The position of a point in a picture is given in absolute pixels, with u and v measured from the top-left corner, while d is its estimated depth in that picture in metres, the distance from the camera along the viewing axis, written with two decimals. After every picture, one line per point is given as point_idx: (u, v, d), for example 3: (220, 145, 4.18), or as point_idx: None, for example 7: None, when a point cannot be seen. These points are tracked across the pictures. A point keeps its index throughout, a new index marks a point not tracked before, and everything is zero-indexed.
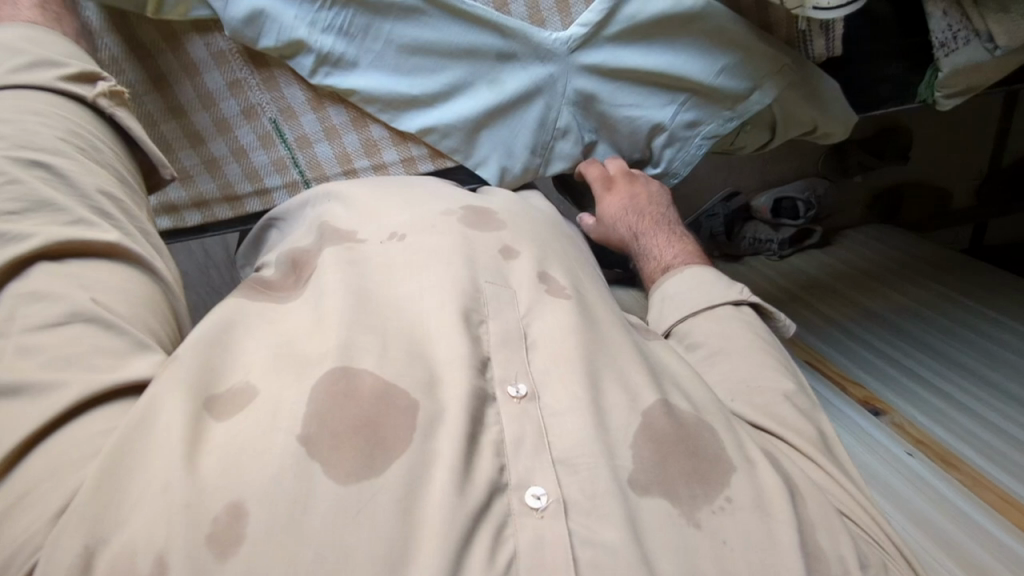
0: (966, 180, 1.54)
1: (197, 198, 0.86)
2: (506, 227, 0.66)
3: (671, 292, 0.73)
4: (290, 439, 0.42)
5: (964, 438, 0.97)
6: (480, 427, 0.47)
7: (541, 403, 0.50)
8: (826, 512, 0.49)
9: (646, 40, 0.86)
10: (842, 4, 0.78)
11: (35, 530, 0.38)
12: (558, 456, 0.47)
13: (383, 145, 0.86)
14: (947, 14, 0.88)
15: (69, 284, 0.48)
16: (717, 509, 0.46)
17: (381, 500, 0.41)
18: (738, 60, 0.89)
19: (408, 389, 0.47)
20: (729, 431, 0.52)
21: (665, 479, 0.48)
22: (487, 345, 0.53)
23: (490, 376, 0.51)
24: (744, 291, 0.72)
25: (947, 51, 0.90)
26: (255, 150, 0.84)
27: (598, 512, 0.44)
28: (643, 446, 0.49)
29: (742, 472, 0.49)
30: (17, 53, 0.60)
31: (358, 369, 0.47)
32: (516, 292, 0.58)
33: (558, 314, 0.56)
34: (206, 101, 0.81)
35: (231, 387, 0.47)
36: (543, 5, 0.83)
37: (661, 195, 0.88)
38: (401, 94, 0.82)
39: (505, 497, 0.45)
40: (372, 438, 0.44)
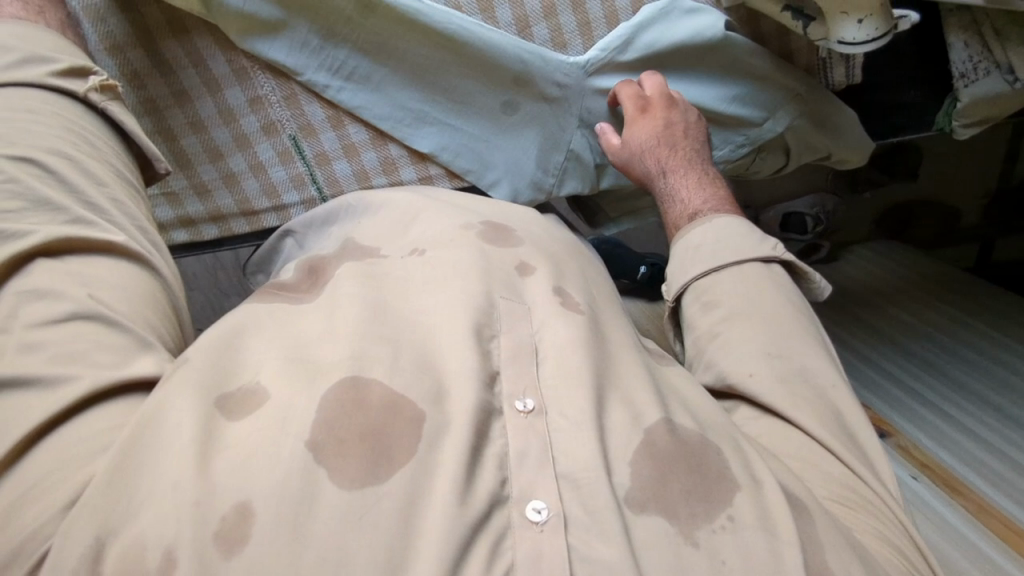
0: (974, 200, 1.62)
1: (215, 211, 0.87)
2: (523, 244, 0.67)
3: (699, 241, 0.73)
4: (299, 444, 0.43)
5: (962, 458, 1.04)
6: (485, 440, 0.48)
7: (548, 418, 0.51)
8: (833, 533, 0.48)
9: (660, 67, 0.91)
10: (865, 42, 0.81)
11: (45, 521, 0.40)
12: (562, 472, 0.48)
13: (401, 164, 0.88)
14: (968, 46, 0.92)
15: (65, 281, 0.50)
16: (718, 528, 0.47)
17: (385, 504, 0.42)
18: (753, 90, 0.94)
19: (415, 399, 0.48)
20: (736, 451, 0.52)
21: (665, 497, 0.48)
22: (496, 359, 0.53)
23: (498, 391, 0.52)
24: (777, 249, 0.72)
25: (967, 82, 0.94)
26: (273, 166, 0.86)
27: (599, 529, 0.45)
28: (643, 463, 0.50)
29: (747, 492, 0.49)
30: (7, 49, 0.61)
31: (368, 378, 0.48)
32: (530, 309, 0.59)
33: (565, 328, 0.57)
34: (226, 116, 0.83)
35: (241, 387, 0.48)
36: (566, 28, 0.87)
37: (697, 129, 0.86)
38: (415, 112, 0.85)
39: (505, 509, 0.45)
40: (375, 448, 0.44)
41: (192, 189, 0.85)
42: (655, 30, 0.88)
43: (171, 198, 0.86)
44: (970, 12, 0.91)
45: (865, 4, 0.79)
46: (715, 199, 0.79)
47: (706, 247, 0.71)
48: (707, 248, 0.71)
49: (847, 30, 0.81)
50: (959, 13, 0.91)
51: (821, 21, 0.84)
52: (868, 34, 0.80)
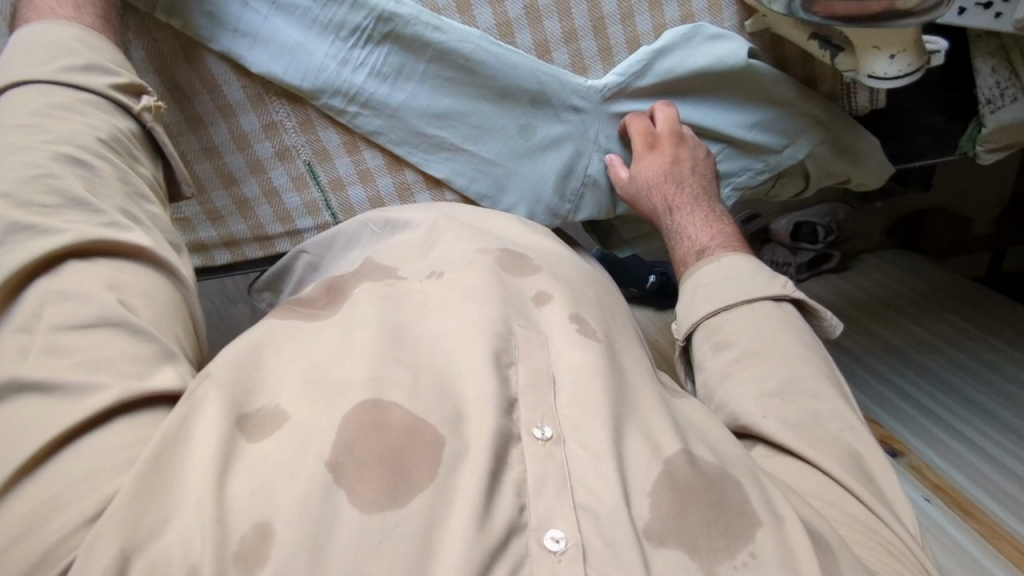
0: (987, 209, 1.70)
1: (228, 236, 0.88)
2: (541, 272, 0.68)
3: (706, 280, 0.73)
4: (319, 464, 0.44)
5: (971, 474, 1.05)
6: (504, 466, 0.48)
7: (566, 445, 0.51)
8: (856, 568, 0.48)
9: (679, 93, 0.92)
10: (901, 76, 0.81)
11: (70, 530, 0.40)
12: (580, 501, 0.48)
13: (417, 189, 0.89)
14: (996, 71, 0.92)
15: (94, 286, 0.51)
16: (739, 564, 0.46)
17: (405, 529, 0.42)
18: (773, 116, 0.94)
19: (436, 424, 0.48)
20: (756, 485, 0.52)
21: (683, 531, 0.48)
22: (515, 387, 0.53)
23: (516, 417, 0.52)
24: (787, 287, 0.72)
25: (992, 109, 0.94)
26: (288, 192, 0.87)
27: (618, 562, 0.45)
28: (662, 494, 0.49)
29: (769, 528, 0.48)
30: (71, 52, 0.62)
31: (389, 400, 0.48)
32: (548, 337, 0.60)
33: (585, 356, 0.57)
34: (240, 143, 0.84)
35: (261, 409, 0.49)
36: (587, 53, 0.89)
37: (704, 166, 0.87)
38: (432, 137, 0.86)
39: (524, 537, 0.45)
40: (392, 476, 0.44)
41: (205, 214, 0.86)
42: (675, 56, 0.89)
43: (183, 223, 0.87)
44: (998, 38, 0.91)
45: (898, 40, 0.79)
46: (720, 236, 0.80)
47: (715, 286, 0.72)
48: (716, 286, 0.72)
49: (879, 65, 0.81)
50: (988, 38, 0.91)
51: (850, 52, 0.85)
52: (899, 70, 0.81)
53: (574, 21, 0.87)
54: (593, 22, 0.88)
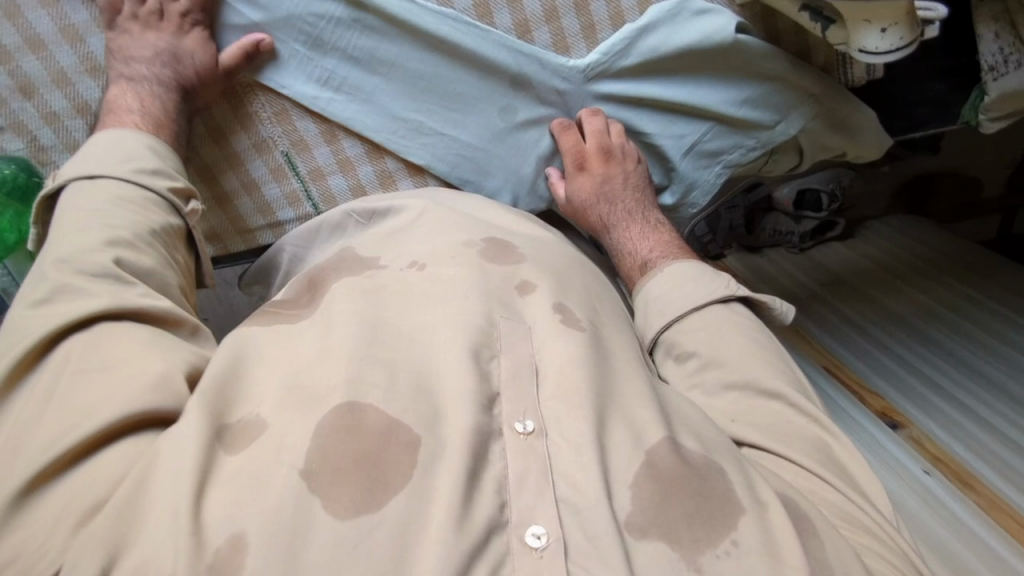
0: (998, 169, 1.66)
1: (209, 231, 0.86)
2: (526, 261, 0.67)
3: (655, 293, 0.72)
4: (292, 473, 0.43)
5: (965, 441, 1.02)
6: (484, 463, 0.47)
7: (549, 440, 0.50)
8: (840, 548, 0.47)
9: (666, 71, 0.89)
10: (889, 51, 0.78)
11: (51, 545, 0.40)
12: (562, 496, 0.47)
13: (398, 177, 0.88)
14: (999, 37, 0.89)
15: (129, 351, 0.50)
16: (722, 553, 0.45)
17: (379, 534, 0.41)
18: (764, 91, 0.93)
19: (411, 424, 0.47)
20: (741, 473, 0.51)
21: (667, 522, 0.47)
22: (496, 381, 0.53)
23: (497, 412, 0.51)
24: (732, 286, 0.70)
25: (997, 75, 0.91)
26: (268, 184, 0.86)
27: (599, 555, 0.44)
28: (644, 486, 0.49)
29: (753, 516, 0.47)
30: (142, 158, 0.64)
31: (364, 403, 0.47)
32: (531, 327, 0.59)
33: (573, 348, 0.56)
34: (216, 136, 0.82)
35: (241, 420, 0.48)
36: (568, 32, 0.86)
37: (636, 175, 0.87)
38: (409, 122, 0.85)
39: (504, 535, 0.45)
40: (375, 475, 0.44)
41: None
42: (661, 34, 0.86)
43: None
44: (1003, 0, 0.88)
45: (890, 13, 0.76)
46: (661, 246, 0.83)
47: (664, 299, 0.71)
48: (665, 298, 0.71)
49: (870, 39, 0.78)
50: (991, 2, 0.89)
51: (841, 25, 0.82)
52: (890, 43, 0.78)
53: None
54: None
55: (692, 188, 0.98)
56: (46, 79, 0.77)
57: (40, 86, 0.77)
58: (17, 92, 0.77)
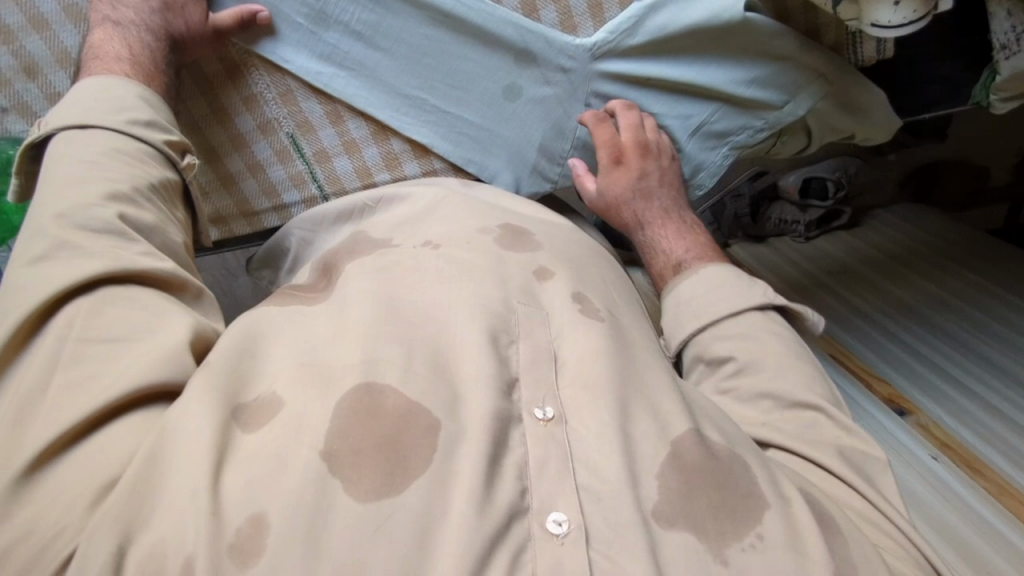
0: (1008, 158, 1.63)
1: (214, 213, 0.85)
2: (542, 248, 0.66)
3: (687, 294, 0.71)
4: (313, 453, 0.43)
5: (970, 425, 1.03)
6: (504, 448, 0.47)
7: (568, 426, 0.50)
8: (865, 549, 0.47)
9: (674, 50, 0.86)
10: (901, 25, 0.77)
11: (67, 522, 0.39)
12: (582, 482, 0.47)
13: (404, 159, 0.87)
14: (1011, 14, 0.82)
15: (131, 322, 0.49)
16: (747, 546, 0.45)
17: (400, 517, 0.41)
18: (773, 71, 0.89)
19: (429, 407, 0.47)
20: (762, 465, 0.51)
21: (692, 512, 0.47)
22: (515, 366, 0.52)
23: (516, 398, 0.50)
24: (769, 294, 0.69)
25: (1008, 54, 0.85)
26: (272, 166, 0.85)
27: (621, 543, 0.44)
28: (669, 477, 0.48)
29: (777, 509, 0.47)
30: (135, 107, 0.62)
31: (382, 384, 0.47)
32: (550, 314, 0.58)
33: (592, 338, 0.55)
34: (220, 116, 0.81)
35: (257, 398, 0.47)
36: (576, 10, 0.84)
37: (669, 173, 0.86)
38: (412, 100, 0.84)
39: (525, 521, 0.44)
40: (398, 459, 0.44)
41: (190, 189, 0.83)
42: (668, 12, 0.83)
43: None
44: None
45: None
46: (698, 246, 0.81)
47: (697, 301, 0.70)
48: (698, 301, 0.70)
49: (883, 12, 0.77)
50: None
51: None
52: (903, 17, 0.76)
53: None
54: None
55: (699, 169, 0.95)
56: (49, 60, 0.75)
57: (44, 67, 0.75)
58: (21, 73, 0.75)
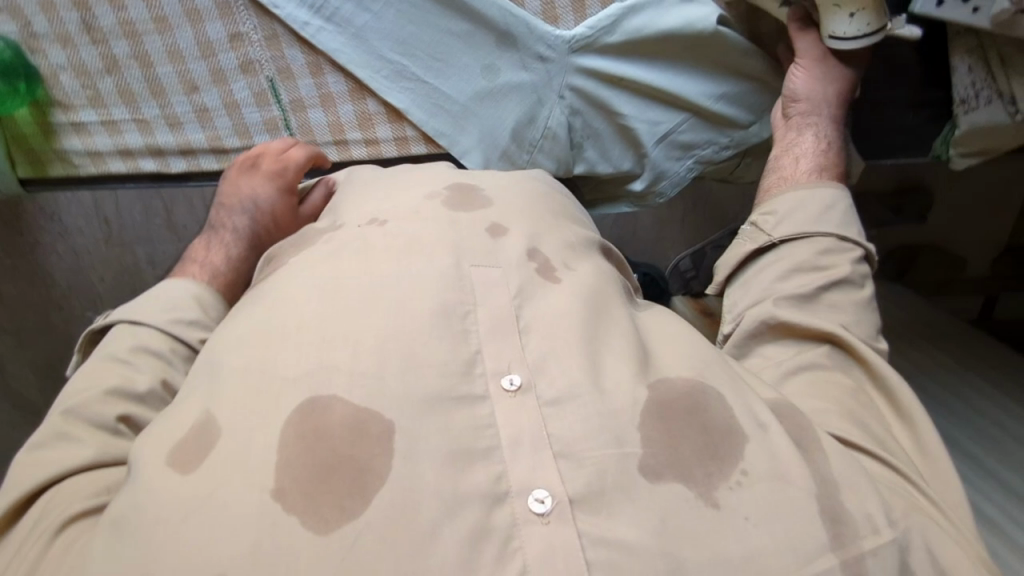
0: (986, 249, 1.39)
1: (185, 144, 0.91)
2: (491, 205, 0.63)
3: (829, 201, 0.69)
4: (263, 498, 0.40)
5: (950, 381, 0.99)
6: (474, 436, 0.44)
7: (537, 391, 0.47)
8: (852, 465, 0.47)
9: (646, 54, 0.85)
10: (856, 36, 0.72)
11: None
12: (560, 450, 0.44)
13: (378, 120, 0.89)
14: (972, 70, 0.79)
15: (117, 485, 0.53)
16: (733, 485, 0.44)
17: (364, 543, 0.39)
18: (744, 89, 0.87)
19: (383, 412, 0.44)
20: (738, 394, 0.50)
21: (677, 460, 0.45)
22: (476, 338, 0.49)
23: (480, 369, 0.48)
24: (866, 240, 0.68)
25: (966, 109, 0.80)
26: (248, 106, 0.89)
27: (607, 510, 0.42)
28: (651, 427, 0.46)
29: (755, 440, 0.47)
30: (185, 309, 0.66)
31: (327, 396, 0.45)
32: (505, 268, 0.55)
33: (555, 302, 0.53)
34: (205, 49, 0.87)
35: (200, 435, 0.45)
36: (558, 2, 0.84)
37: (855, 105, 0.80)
38: (394, 64, 0.86)
39: (506, 507, 0.42)
40: (354, 475, 0.42)
41: (164, 118, 0.90)
42: (647, 15, 0.83)
43: (111, 127, 0.90)
44: (978, 36, 0.77)
45: None
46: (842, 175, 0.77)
47: (836, 211, 0.68)
48: (831, 213, 0.68)
49: (837, 23, 0.73)
50: (966, 34, 0.78)
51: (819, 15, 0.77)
52: (858, 29, 0.72)
53: None
54: None
55: (660, 177, 0.92)
56: None
57: None
58: None
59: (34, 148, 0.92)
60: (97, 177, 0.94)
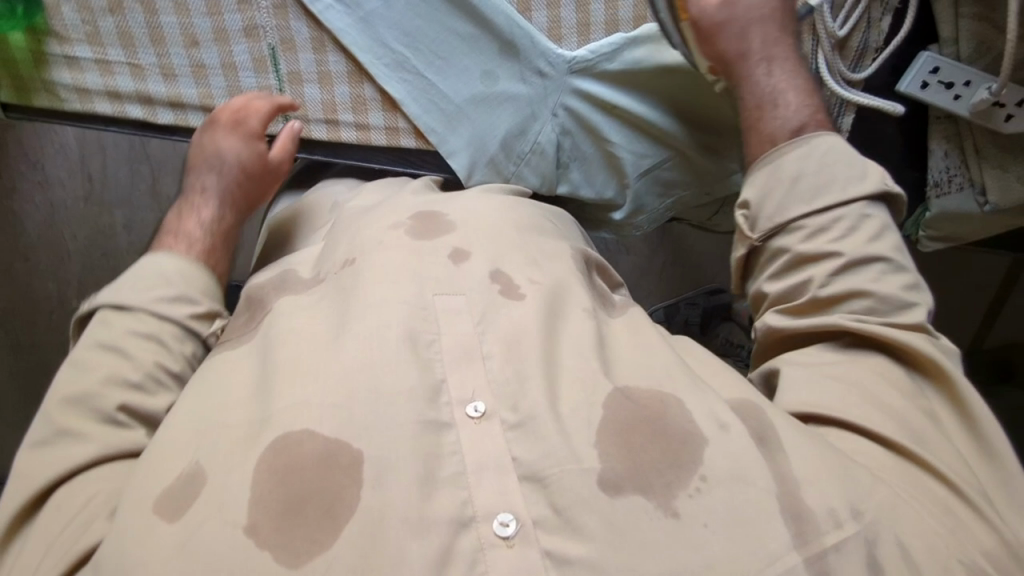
0: None
1: (175, 97, 0.89)
2: (453, 231, 0.65)
3: (796, 168, 0.67)
4: (237, 533, 0.44)
5: None
6: (438, 462, 0.47)
7: (502, 417, 0.50)
8: (817, 464, 0.50)
9: (640, 88, 0.88)
10: None
11: None
12: (526, 472, 0.48)
13: (372, 106, 0.89)
14: (948, 155, 0.85)
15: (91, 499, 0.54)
16: (692, 493, 0.47)
17: (336, 568, 0.43)
18: (726, 136, 0.92)
19: (351, 442, 0.47)
20: (702, 398, 0.53)
21: (638, 473, 0.48)
22: (440, 368, 0.52)
23: (445, 399, 0.51)
24: (874, 184, 0.66)
25: (939, 192, 0.86)
26: (245, 70, 0.89)
27: (573, 525, 0.45)
28: (608, 444, 0.49)
29: (714, 442, 0.50)
30: (167, 284, 0.65)
31: (299, 432, 0.48)
32: (469, 295, 0.58)
33: (518, 317, 0.57)
34: (211, 6, 0.86)
35: (181, 478, 0.48)
36: (565, 22, 0.86)
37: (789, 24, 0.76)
38: (396, 53, 0.87)
39: (472, 532, 0.45)
40: (326, 506, 0.45)
41: (159, 68, 0.88)
42: (646, 49, 0.86)
43: (103, 66, 0.88)
44: (957, 123, 0.83)
45: None
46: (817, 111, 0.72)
47: (809, 176, 0.67)
48: (806, 178, 0.67)
49: None
50: (948, 121, 0.84)
51: None
52: None
53: None
54: None
55: (639, 210, 0.96)
56: None
57: None
58: None
59: (21, 74, 0.88)
60: (80, 115, 0.90)
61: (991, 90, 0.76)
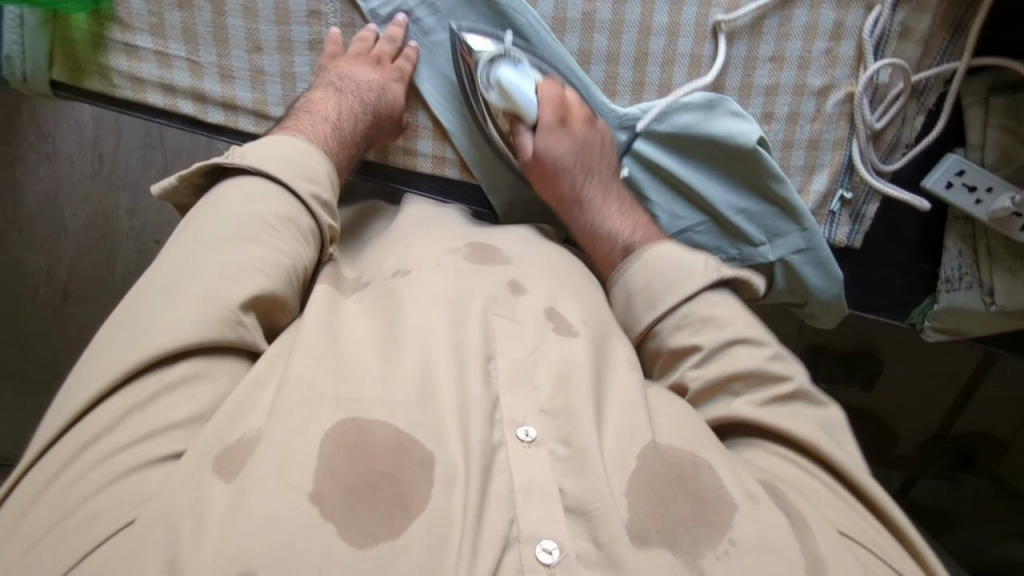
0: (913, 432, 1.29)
1: (230, 98, 0.88)
2: (512, 262, 0.69)
3: (637, 283, 0.73)
4: (304, 497, 0.47)
5: None
6: (490, 477, 0.51)
7: (551, 447, 0.54)
8: (834, 544, 0.53)
9: (683, 152, 0.88)
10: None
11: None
12: (571, 504, 0.51)
13: (422, 134, 0.89)
14: (961, 254, 0.89)
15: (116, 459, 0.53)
16: (720, 555, 0.50)
17: (401, 560, 0.46)
18: (765, 210, 0.87)
19: (425, 441, 0.52)
20: (728, 469, 0.56)
21: (666, 527, 0.51)
22: (496, 385, 0.56)
23: (500, 416, 0.54)
24: (710, 269, 0.72)
25: (950, 287, 0.89)
26: (302, 81, 0.88)
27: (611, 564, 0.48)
28: (637, 493, 0.53)
29: (743, 511, 0.53)
30: (313, 180, 0.68)
31: (369, 421, 0.52)
32: (524, 326, 0.61)
33: (571, 352, 0.60)
34: (279, 16, 0.87)
35: (244, 436, 0.53)
36: (621, 79, 0.88)
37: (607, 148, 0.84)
38: (453, 85, 0.87)
39: (517, 550, 0.48)
40: (395, 497, 0.49)
41: (218, 68, 0.88)
42: (693, 115, 0.86)
43: (162, 58, 0.87)
44: (973, 225, 0.87)
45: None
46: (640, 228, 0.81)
47: (652, 281, 0.72)
48: (653, 283, 0.72)
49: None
50: (963, 222, 0.88)
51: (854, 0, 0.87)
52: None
53: (621, 45, 0.87)
54: (636, 52, 0.87)
55: None
56: None
57: None
58: None
59: (77, 55, 0.87)
60: (128, 104, 0.89)
61: (1013, 200, 0.81)
